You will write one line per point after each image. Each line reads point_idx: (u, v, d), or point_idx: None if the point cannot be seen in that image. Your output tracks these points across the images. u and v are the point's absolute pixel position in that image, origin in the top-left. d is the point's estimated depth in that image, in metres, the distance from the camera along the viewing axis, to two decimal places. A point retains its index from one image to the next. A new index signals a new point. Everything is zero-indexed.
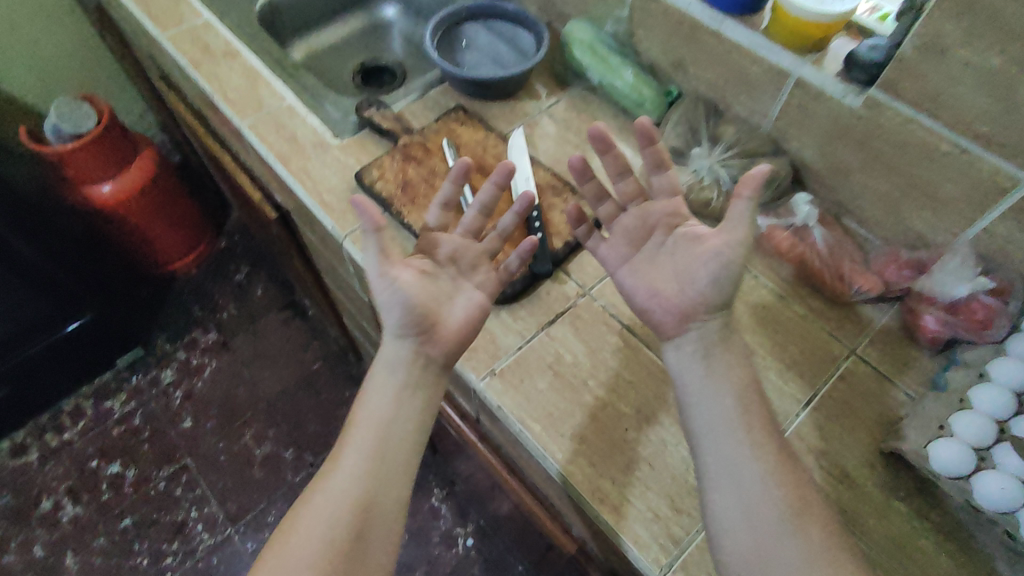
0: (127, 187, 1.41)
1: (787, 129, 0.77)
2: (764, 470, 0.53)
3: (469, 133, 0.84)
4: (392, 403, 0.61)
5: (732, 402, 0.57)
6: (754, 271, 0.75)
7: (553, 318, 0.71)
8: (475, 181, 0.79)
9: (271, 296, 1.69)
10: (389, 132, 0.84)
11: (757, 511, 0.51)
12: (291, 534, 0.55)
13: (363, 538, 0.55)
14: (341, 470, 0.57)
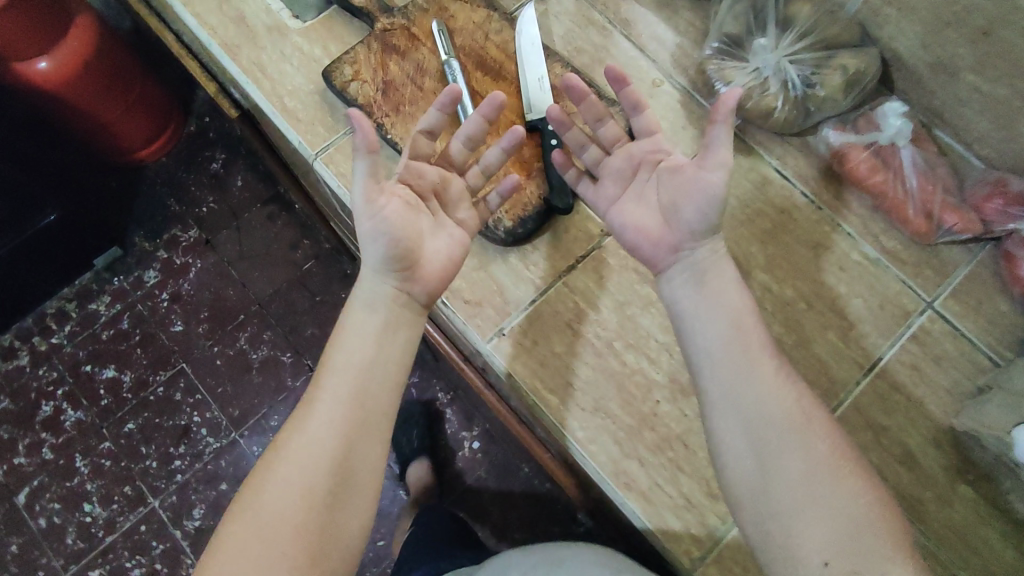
0: (70, 58, 1.16)
1: (883, 8, 0.58)
2: (767, 395, 0.44)
3: (465, 13, 0.64)
4: (370, 348, 0.47)
5: (728, 323, 0.47)
6: (818, 201, 0.61)
7: (574, 263, 0.59)
8: (474, 82, 0.62)
9: (252, 188, 1.49)
10: (363, 12, 0.65)
11: (763, 442, 0.43)
12: (248, 498, 0.43)
13: (340, 505, 0.43)
14: (308, 423, 0.45)
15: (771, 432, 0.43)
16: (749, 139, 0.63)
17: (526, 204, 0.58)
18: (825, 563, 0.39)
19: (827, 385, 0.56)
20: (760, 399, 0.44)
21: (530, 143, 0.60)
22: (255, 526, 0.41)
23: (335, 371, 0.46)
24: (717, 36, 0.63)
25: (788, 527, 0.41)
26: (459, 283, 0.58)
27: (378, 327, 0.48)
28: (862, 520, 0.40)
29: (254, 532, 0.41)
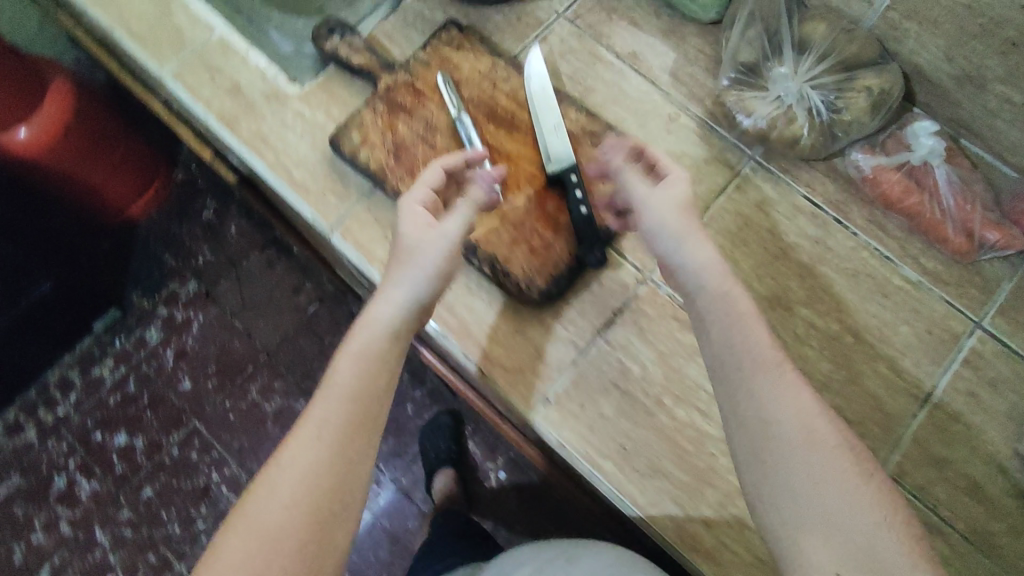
0: (51, 122, 1.11)
1: (903, 23, 0.57)
2: (796, 387, 0.39)
3: (469, 63, 0.62)
4: (376, 347, 0.43)
5: (748, 314, 0.42)
6: (852, 226, 0.59)
7: (611, 317, 0.57)
8: (489, 136, 0.60)
9: (248, 236, 1.40)
10: (363, 71, 0.62)
11: (776, 435, 0.38)
12: (243, 504, 0.37)
13: (343, 520, 0.38)
14: (311, 422, 0.40)
15: (794, 426, 0.38)
16: (776, 168, 0.61)
17: (558, 261, 0.56)
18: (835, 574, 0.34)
19: (883, 420, 0.54)
20: (785, 392, 0.39)
21: (553, 196, 0.58)
22: (248, 538, 0.36)
23: (344, 369, 0.42)
24: (733, 65, 0.61)
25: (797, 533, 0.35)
26: (498, 351, 0.56)
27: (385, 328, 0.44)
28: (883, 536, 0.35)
29: (247, 546, 0.35)
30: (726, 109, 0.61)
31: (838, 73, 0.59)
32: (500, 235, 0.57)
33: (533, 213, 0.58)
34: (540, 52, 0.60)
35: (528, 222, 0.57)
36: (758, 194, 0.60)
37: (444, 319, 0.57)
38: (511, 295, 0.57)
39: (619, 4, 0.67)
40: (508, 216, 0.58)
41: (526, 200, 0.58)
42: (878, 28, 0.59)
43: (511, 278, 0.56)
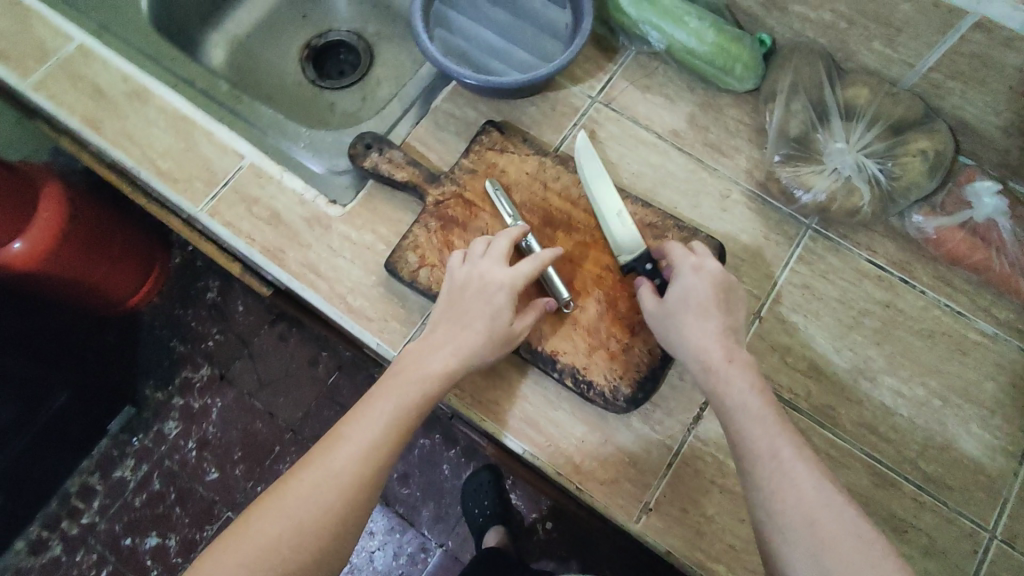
0: (45, 233, 1.00)
1: (947, 82, 0.56)
2: (799, 508, 0.41)
3: (515, 164, 0.61)
4: (418, 394, 0.49)
5: (762, 438, 0.45)
6: (919, 285, 0.59)
7: (699, 413, 0.56)
8: (546, 240, 0.59)
9: (256, 311, 1.33)
10: (408, 185, 0.61)
11: (780, 553, 0.41)
12: (291, 475, 0.46)
13: (351, 531, 0.45)
14: (351, 440, 0.46)
15: (795, 547, 0.40)
16: (834, 235, 0.61)
17: (638, 363, 0.55)
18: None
19: (986, 483, 0.54)
20: (789, 517, 0.41)
21: (625, 292, 0.57)
22: (281, 513, 0.44)
23: (384, 400, 0.48)
24: (783, 141, 0.61)
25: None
26: (591, 463, 0.55)
27: (429, 379, 0.49)
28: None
29: (277, 515, 0.44)
30: (782, 185, 0.61)
31: (886, 136, 0.59)
32: (574, 342, 0.56)
33: (606, 313, 0.56)
34: (587, 141, 0.60)
35: (602, 325, 0.56)
36: (821, 264, 0.60)
37: (530, 437, 0.56)
38: (596, 404, 0.55)
39: (651, 81, 0.67)
40: (581, 321, 0.56)
41: (597, 303, 0.57)
42: (918, 87, 0.58)
43: (594, 388, 0.55)
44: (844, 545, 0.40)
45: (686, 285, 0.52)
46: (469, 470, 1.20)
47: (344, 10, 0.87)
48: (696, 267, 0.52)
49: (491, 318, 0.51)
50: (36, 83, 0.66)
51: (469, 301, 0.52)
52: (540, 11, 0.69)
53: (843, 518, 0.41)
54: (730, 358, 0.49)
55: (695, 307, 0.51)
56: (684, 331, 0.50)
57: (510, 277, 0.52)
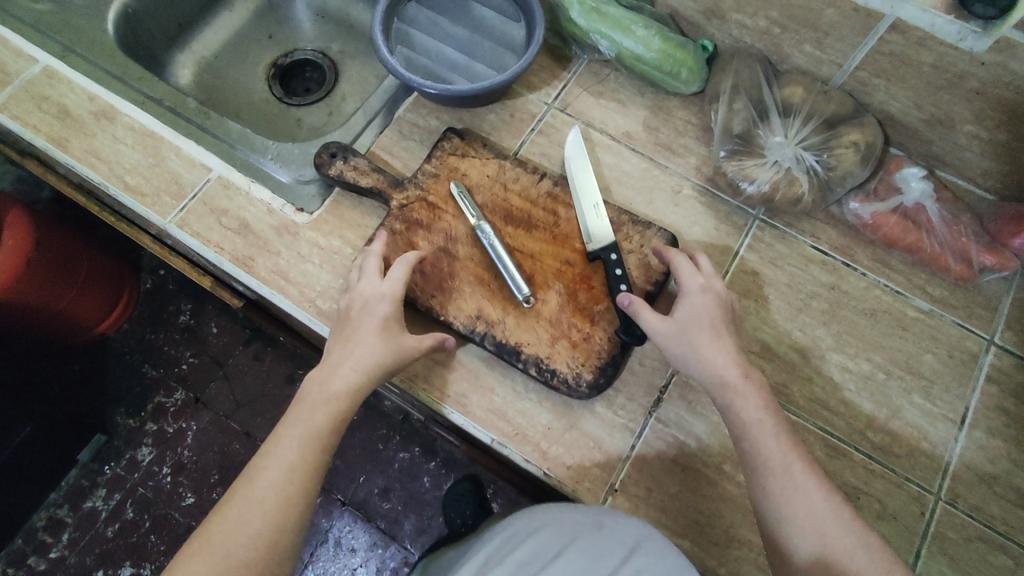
0: (9, 261, 0.98)
1: (873, 79, 0.61)
2: (810, 518, 0.45)
3: (476, 168, 0.64)
4: (329, 410, 0.51)
5: (772, 450, 0.48)
6: (860, 267, 0.63)
7: (659, 397, 0.58)
8: (508, 238, 0.62)
9: (230, 332, 1.33)
10: (374, 191, 0.63)
11: (792, 555, 0.45)
12: (215, 514, 0.46)
13: (286, 555, 0.46)
14: (268, 470, 0.48)
15: (807, 553, 0.45)
16: (780, 224, 0.65)
17: (599, 350, 0.58)
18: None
19: (930, 449, 0.57)
20: (792, 503, 0.46)
21: (585, 284, 0.60)
22: (207, 554, 0.44)
23: (295, 426, 0.50)
24: (728, 139, 0.65)
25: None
26: (557, 449, 0.57)
27: (336, 397, 0.51)
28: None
29: (204, 557, 0.44)
30: (729, 179, 0.64)
31: (822, 130, 0.64)
32: (538, 334, 0.58)
33: (567, 305, 0.59)
34: (580, 133, 0.65)
35: (563, 316, 0.59)
36: (769, 251, 0.64)
37: (499, 426, 0.58)
38: (560, 390, 0.57)
39: (604, 87, 0.71)
40: (543, 313, 0.59)
41: (558, 295, 0.59)
42: (848, 85, 0.63)
43: (558, 375, 0.57)
44: (841, 530, 0.45)
45: (698, 304, 0.54)
46: (449, 481, 1.25)
47: (309, 31, 0.90)
48: (704, 286, 0.55)
49: (380, 329, 0.54)
50: (2, 104, 0.67)
51: (355, 319, 0.55)
52: (494, 28, 0.73)
53: (849, 527, 0.45)
54: (745, 375, 0.51)
55: (710, 325, 0.53)
56: (702, 348, 0.52)
57: (388, 288, 0.56)
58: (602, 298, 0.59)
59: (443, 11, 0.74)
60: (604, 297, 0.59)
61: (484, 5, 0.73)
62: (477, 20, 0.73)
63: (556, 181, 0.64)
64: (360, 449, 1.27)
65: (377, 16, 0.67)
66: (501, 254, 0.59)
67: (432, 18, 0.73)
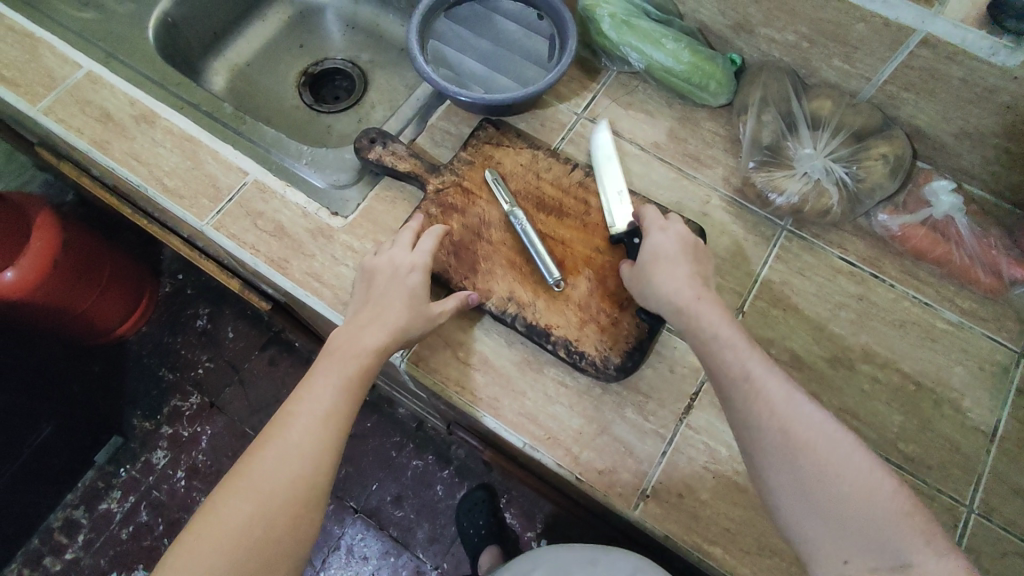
0: (38, 262, 1.00)
1: (900, 93, 0.62)
2: (773, 419, 0.45)
3: (510, 157, 0.66)
4: (358, 365, 0.53)
5: (735, 362, 0.48)
6: (888, 278, 0.64)
7: (689, 403, 0.59)
8: (540, 225, 0.63)
9: (246, 336, 1.34)
10: (412, 175, 0.65)
11: (763, 464, 0.45)
12: (253, 455, 0.50)
13: (320, 497, 0.50)
14: (302, 418, 0.51)
15: (776, 457, 0.45)
16: (807, 235, 0.65)
17: (628, 335, 0.59)
18: (846, 564, 0.41)
19: (962, 461, 0.57)
20: (767, 430, 0.45)
21: (613, 271, 0.61)
22: (250, 490, 0.49)
23: (325, 377, 0.53)
24: (757, 150, 0.66)
25: (803, 545, 0.43)
26: (588, 454, 0.57)
27: (364, 353, 0.54)
28: (884, 533, 0.41)
29: (246, 493, 0.49)
30: (758, 190, 0.65)
31: (850, 143, 0.64)
32: (567, 317, 0.59)
33: (596, 290, 0.60)
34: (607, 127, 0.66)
35: (593, 301, 0.60)
36: (798, 262, 0.64)
37: (530, 430, 0.58)
38: (588, 373, 0.58)
39: (633, 99, 0.72)
40: (572, 297, 0.60)
41: (587, 280, 0.60)
42: (876, 98, 0.64)
43: (586, 358, 0.58)
44: (819, 449, 0.44)
45: (654, 241, 0.56)
46: (463, 489, 1.25)
47: (338, 40, 0.92)
48: (663, 227, 0.57)
49: (408, 298, 0.57)
50: (46, 107, 0.69)
51: (388, 283, 0.57)
52: (522, 41, 0.75)
53: (813, 423, 0.45)
54: (700, 295, 0.52)
55: (665, 256, 0.55)
56: (656, 275, 0.54)
57: (416, 259, 0.58)
58: None
59: (467, 24, 0.75)
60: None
61: (508, 17, 0.75)
62: (506, 33, 0.75)
63: (587, 172, 0.65)
64: (373, 455, 1.28)
65: (412, 28, 0.68)
66: (534, 240, 0.60)
67: (460, 31, 0.75)
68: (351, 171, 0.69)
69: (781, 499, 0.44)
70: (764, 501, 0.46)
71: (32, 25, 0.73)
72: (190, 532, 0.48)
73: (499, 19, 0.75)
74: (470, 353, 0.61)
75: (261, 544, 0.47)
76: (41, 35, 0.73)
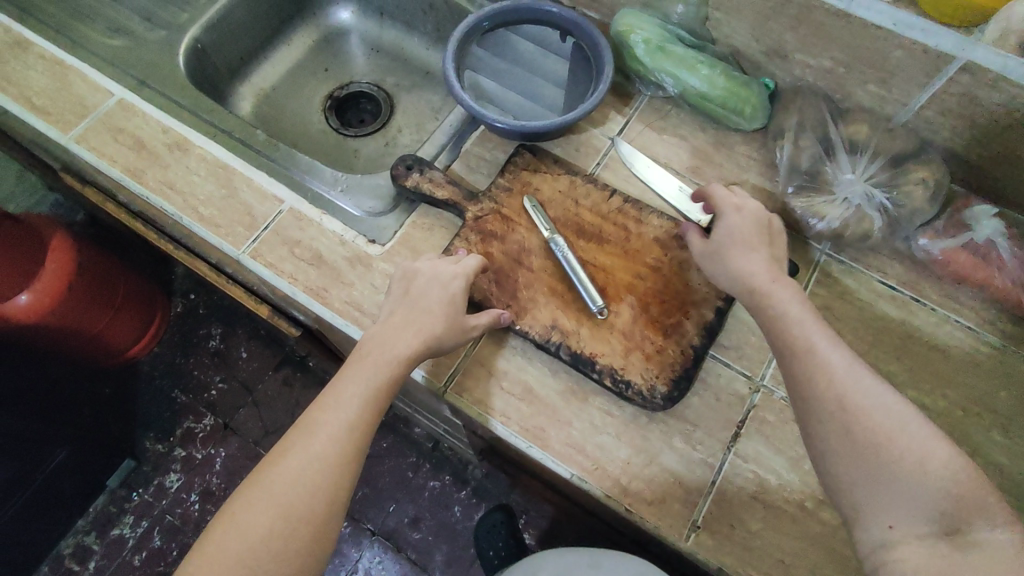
0: (52, 288, 0.99)
1: (937, 117, 0.62)
2: (831, 386, 0.45)
3: (548, 183, 0.66)
4: (387, 374, 0.53)
5: (800, 336, 0.48)
6: (929, 302, 0.64)
7: (736, 430, 0.58)
8: (581, 251, 0.63)
9: (260, 357, 1.33)
10: (451, 203, 0.65)
11: (817, 429, 0.45)
12: (275, 461, 0.49)
13: (340, 510, 0.49)
14: (327, 427, 0.50)
15: (831, 423, 0.44)
16: (846, 259, 0.65)
17: (673, 363, 0.58)
18: (892, 529, 0.41)
19: (1012, 488, 0.57)
20: (823, 395, 0.45)
21: (657, 297, 0.60)
22: (270, 502, 0.48)
23: (353, 384, 0.53)
24: (795, 174, 0.67)
25: (852, 512, 0.43)
26: (637, 485, 0.56)
27: (396, 360, 0.53)
28: (940, 504, 0.40)
29: (265, 505, 0.47)
30: (796, 215, 0.66)
31: (888, 168, 0.64)
32: (612, 346, 0.59)
33: (640, 318, 0.60)
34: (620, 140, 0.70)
35: (637, 328, 0.59)
36: (838, 286, 0.64)
37: (578, 461, 0.57)
38: (634, 402, 0.58)
39: (666, 123, 0.72)
40: (616, 325, 0.60)
41: (630, 308, 0.60)
42: (911, 123, 0.64)
43: (633, 387, 0.57)
44: (874, 420, 0.43)
45: (730, 223, 0.57)
46: (481, 510, 1.24)
47: (361, 63, 0.92)
48: (737, 206, 0.58)
49: (446, 307, 0.56)
50: (78, 136, 0.69)
51: (427, 287, 0.57)
52: (540, 62, 0.76)
53: (875, 393, 0.44)
54: (774, 278, 0.53)
55: (739, 241, 0.55)
56: (730, 260, 0.55)
57: (459, 269, 0.58)
58: (674, 311, 0.60)
59: (487, 44, 0.74)
60: (676, 311, 0.60)
61: (527, 38, 0.75)
62: (524, 55, 0.76)
63: (626, 197, 0.65)
64: (389, 476, 1.27)
65: (450, 66, 0.67)
66: (578, 269, 0.60)
67: (482, 55, 0.74)
68: (386, 199, 0.69)
69: (830, 467, 0.44)
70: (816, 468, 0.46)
71: (62, 53, 0.73)
72: (207, 546, 0.47)
73: (518, 38, 0.75)
74: (514, 382, 0.60)
75: (280, 557, 0.46)
76: (71, 63, 0.73)
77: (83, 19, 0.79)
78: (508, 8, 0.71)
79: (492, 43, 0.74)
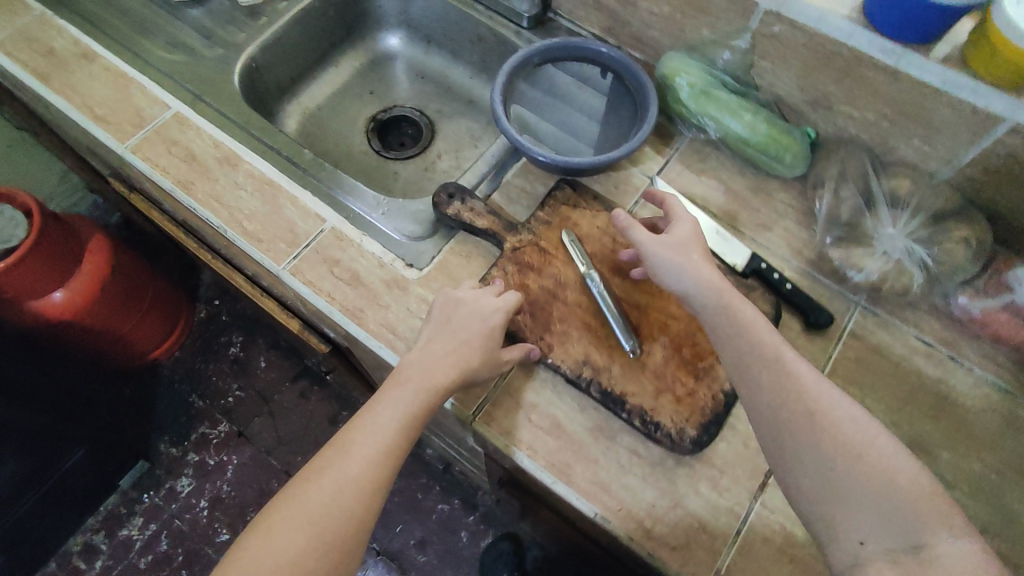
0: (87, 290, 1.01)
1: (981, 176, 0.62)
2: (802, 400, 0.47)
3: (587, 219, 0.67)
4: (423, 401, 0.53)
5: (768, 346, 0.49)
6: (966, 361, 0.63)
7: (764, 480, 0.57)
8: (616, 288, 0.63)
9: (279, 367, 1.34)
10: (490, 233, 0.65)
11: (790, 444, 0.46)
12: (308, 477, 0.50)
13: (364, 533, 0.49)
14: (361, 447, 0.51)
15: (805, 436, 0.46)
16: (882, 312, 0.65)
17: (704, 407, 0.58)
18: (864, 544, 0.43)
19: None
20: (794, 409, 0.46)
21: (690, 339, 0.60)
22: (299, 518, 0.47)
23: (388, 407, 0.53)
24: (834, 226, 0.67)
25: (825, 527, 0.44)
26: (662, 529, 0.56)
27: (432, 387, 0.54)
28: (905, 516, 0.43)
29: (299, 522, 0.47)
30: (834, 266, 0.66)
31: (929, 224, 0.64)
32: (643, 386, 0.58)
33: (672, 359, 0.60)
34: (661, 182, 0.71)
35: (669, 370, 0.59)
36: (873, 339, 0.64)
37: (602, 501, 0.57)
38: (662, 444, 0.57)
39: (705, 165, 0.72)
40: (647, 365, 0.59)
41: (663, 348, 0.60)
42: (954, 180, 0.64)
43: (662, 429, 0.57)
44: (843, 432, 0.45)
45: (692, 229, 0.56)
46: (488, 537, 1.23)
47: (404, 89, 0.94)
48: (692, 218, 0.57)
49: (484, 339, 0.57)
50: (133, 146, 0.71)
51: (469, 317, 0.58)
52: (576, 93, 0.78)
53: (841, 406, 0.46)
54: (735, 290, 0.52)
55: (702, 247, 0.54)
56: (696, 259, 0.53)
57: (500, 303, 0.59)
58: (707, 355, 0.60)
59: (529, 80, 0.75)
60: (708, 355, 0.60)
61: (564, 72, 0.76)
62: (559, 86, 0.77)
63: None
64: (398, 496, 1.26)
65: (498, 105, 0.68)
66: (611, 306, 0.61)
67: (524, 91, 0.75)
68: (425, 224, 0.70)
69: (800, 482, 0.46)
70: (783, 484, 0.47)
71: (125, 65, 0.76)
72: (236, 559, 0.46)
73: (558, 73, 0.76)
74: (542, 416, 0.60)
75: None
76: (133, 76, 0.75)
77: (146, 34, 0.82)
78: (556, 45, 0.72)
79: (534, 78, 0.75)
